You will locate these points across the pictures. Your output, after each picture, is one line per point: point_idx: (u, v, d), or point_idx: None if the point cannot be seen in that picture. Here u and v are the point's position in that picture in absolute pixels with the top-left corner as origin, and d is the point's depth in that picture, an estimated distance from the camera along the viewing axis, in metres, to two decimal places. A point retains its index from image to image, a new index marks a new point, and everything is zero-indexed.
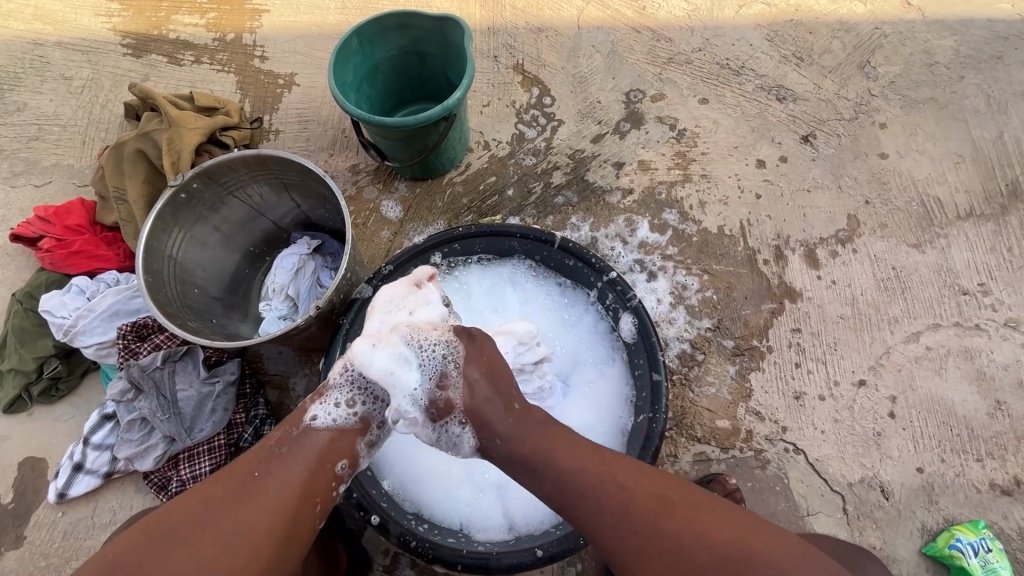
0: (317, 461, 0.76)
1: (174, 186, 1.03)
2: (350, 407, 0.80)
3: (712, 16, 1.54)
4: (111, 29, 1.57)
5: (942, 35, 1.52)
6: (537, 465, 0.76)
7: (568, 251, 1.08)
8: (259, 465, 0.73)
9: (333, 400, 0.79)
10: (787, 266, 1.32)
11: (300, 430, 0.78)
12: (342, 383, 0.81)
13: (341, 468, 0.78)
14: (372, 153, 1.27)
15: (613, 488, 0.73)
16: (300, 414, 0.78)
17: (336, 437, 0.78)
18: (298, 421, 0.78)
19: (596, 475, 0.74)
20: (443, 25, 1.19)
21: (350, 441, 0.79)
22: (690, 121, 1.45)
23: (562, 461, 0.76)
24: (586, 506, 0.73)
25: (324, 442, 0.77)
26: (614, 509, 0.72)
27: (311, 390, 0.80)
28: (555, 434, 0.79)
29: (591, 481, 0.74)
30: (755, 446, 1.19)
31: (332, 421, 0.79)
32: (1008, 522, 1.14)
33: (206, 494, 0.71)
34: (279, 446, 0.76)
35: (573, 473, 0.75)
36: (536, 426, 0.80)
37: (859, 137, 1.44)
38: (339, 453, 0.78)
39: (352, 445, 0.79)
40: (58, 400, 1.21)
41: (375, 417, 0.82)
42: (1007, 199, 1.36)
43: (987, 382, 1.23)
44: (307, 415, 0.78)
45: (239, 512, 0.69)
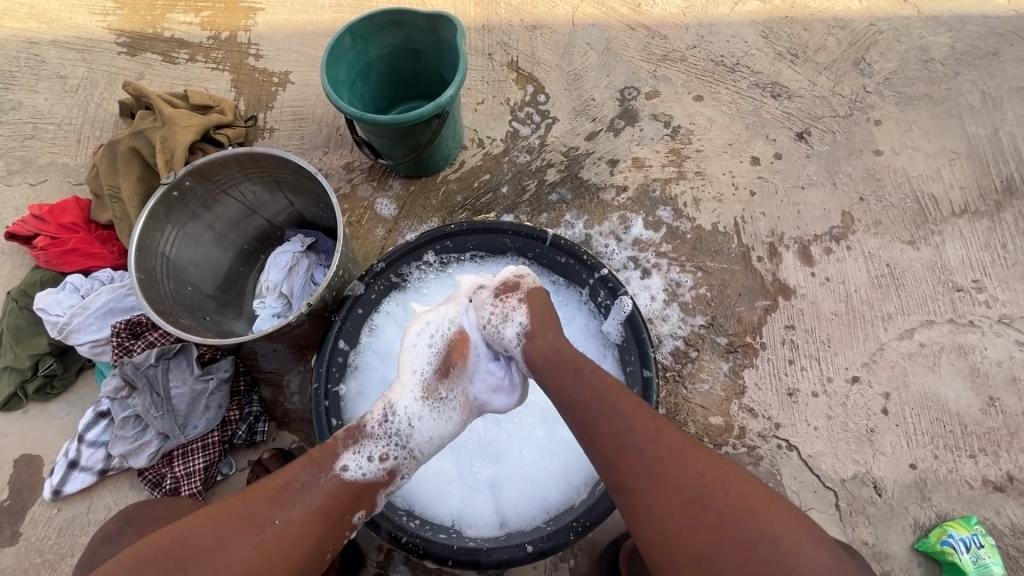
0: (338, 510, 0.72)
1: (166, 184, 1.04)
2: (381, 462, 0.80)
3: (707, 13, 1.54)
4: (106, 27, 1.57)
5: (938, 31, 1.51)
6: (571, 378, 0.78)
7: (561, 249, 1.08)
8: (279, 506, 0.68)
9: (365, 453, 0.79)
10: (781, 263, 1.32)
11: (325, 476, 0.74)
12: (376, 436, 0.82)
13: (358, 518, 0.76)
14: (366, 151, 1.27)
15: (643, 418, 0.70)
16: (330, 459, 0.76)
17: (360, 491, 0.76)
18: (325, 466, 0.75)
19: (629, 404, 0.72)
20: (437, 22, 1.18)
21: (373, 493, 0.78)
22: (685, 118, 1.45)
23: (598, 384, 0.76)
24: (608, 423, 0.71)
25: (348, 492, 0.75)
26: (638, 434, 0.68)
27: (346, 437, 0.79)
28: (581, 367, 0.80)
29: (622, 406, 0.72)
30: (748, 442, 1.19)
31: (361, 476, 0.77)
32: (1001, 517, 1.14)
33: (219, 527, 0.65)
34: (301, 486, 0.71)
35: (608, 396, 0.74)
36: (564, 354, 0.83)
37: (853, 134, 1.43)
38: (360, 505, 0.76)
39: (375, 497, 0.78)
40: (53, 397, 1.22)
41: (401, 469, 0.82)
42: (1002, 196, 1.36)
43: (980, 378, 1.23)
44: (338, 463, 0.76)
45: (256, 551, 0.64)
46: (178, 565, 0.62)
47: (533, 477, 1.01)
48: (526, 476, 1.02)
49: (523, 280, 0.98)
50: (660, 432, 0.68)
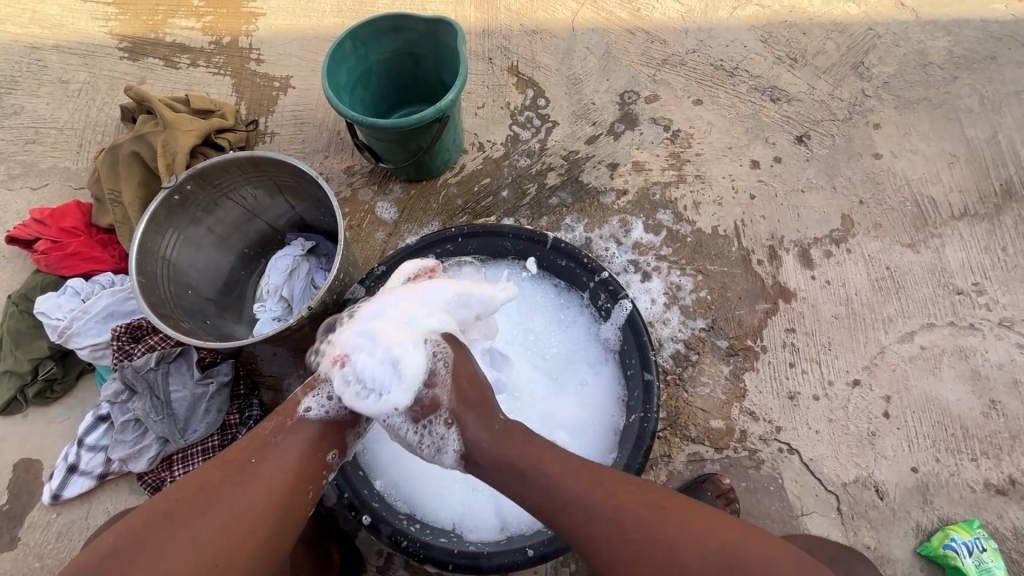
0: (312, 451, 0.78)
1: (167, 187, 1.04)
2: (343, 400, 0.84)
3: (706, 18, 1.55)
4: (107, 32, 1.58)
5: (936, 35, 1.52)
6: (527, 476, 0.76)
7: (561, 252, 1.09)
8: (257, 453, 0.75)
9: (326, 393, 0.83)
10: (781, 266, 1.32)
11: (294, 420, 0.80)
12: (333, 378, 0.84)
13: (333, 459, 0.81)
14: (366, 155, 1.27)
15: (603, 502, 0.72)
16: (293, 406, 0.81)
17: (329, 429, 0.81)
18: (292, 413, 0.80)
19: (587, 487, 0.74)
20: (437, 27, 1.19)
21: (340, 430, 0.83)
22: (684, 122, 1.45)
23: (553, 475, 0.75)
24: (578, 517, 0.72)
25: (319, 434, 0.80)
26: (606, 521, 0.70)
27: (305, 383, 0.83)
28: (528, 462, 0.77)
29: (581, 494, 0.73)
30: (750, 446, 1.19)
31: (326, 413, 0.81)
32: (1004, 521, 1.14)
33: (204, 481, 0.71)
34: (274, 435, 0.77)
35: (564, 487, 0.74)
36: (510, 454, 0.79)
37: (853, 137, 1.44)
38: (333, 446, 0.81)
39: (342, 436, 0.83)
40: (53, 401, 1.22)
41: (364, 409, 0.87)
42: (1001, 199, 1.36)
43: (981, 381, 1.23)
44: (301, 408, 0.80)
45: (233, 494, 0.69)
46: (163, 516, 0.67)
47: None
48: None
49: (440, 394, 0.85)
50: (622, 513, 0.70)
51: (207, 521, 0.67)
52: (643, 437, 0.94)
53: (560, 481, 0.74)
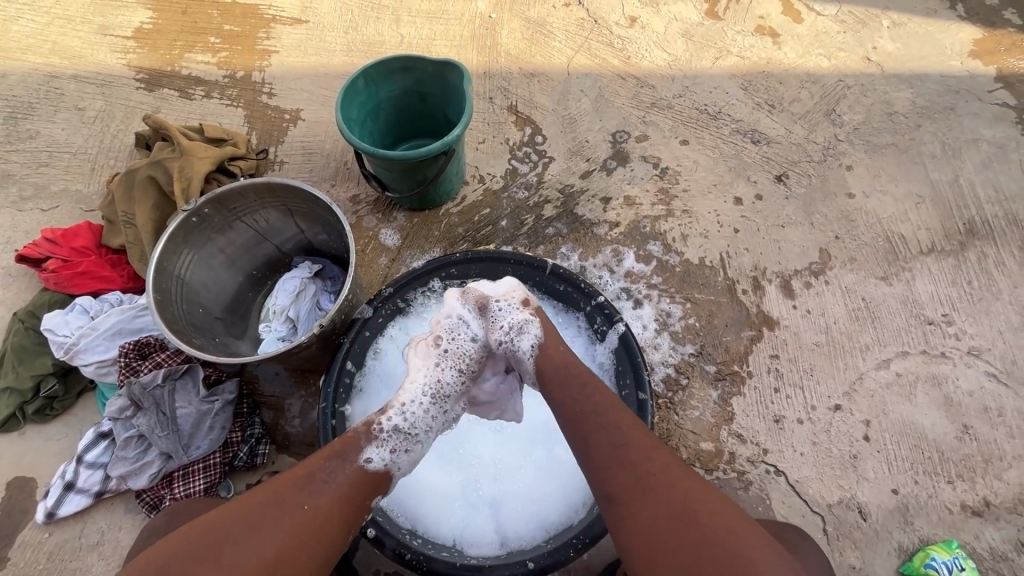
0: (360, 495, 0.81)
1: (186, 210, 1.09)
2: (394, 454, 0.88)
3: (692, 66, 1.68)
4: (125, 64, 1.66)
5: (900, 87, 1.66)
6: (580, 398, 0.86)
7: (559, 277, 1.16)
8: (310, 492, 0.76)
9: (384, 443, 0.88)
10: (764, 295, 1.40)
11: (350, 463, 0.82)
12: (385, 431, 0.89)
13: (373, 500, 0.85)
14: (373, 184, 1.34)
15: (639, 438, 0.78)
16: (353, 452, 0.84)
17: (377, 477, 0.85)
18: (350, 457, 0.83)
19: (626, 427, 0.80)
20: (445, 68, 1.28)
21: (388, 477, 0.87)
22: (672, 160, 1.55)
23: (596, 403, 0.84)
24: (606, 442, 0.78)
25: (367, 479, 0.83)
26: (621, 448, 0.77)
27: (364, 430, 0.87)
28: (588, 383, 0.88)
29: (616, 424, 0.80)
30: (738, 467, 1.23)
31: (382, 463, 0.86)
32: (980, 542, 1.18)
33: (257, 511, 0.71)
34: (325, 478, 0.79)
35: (601, 411, 0.82)
36: (575, 369, 0.91)
37: (827, 178, 1.55)
38: (376, 488, 0.85)
39: (388, 482, 0.87)
40: (51, 418, 1.22)
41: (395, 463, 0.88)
42: (965, 236, 1.46)
43: (954, 407, 1.29)
44: (363, 457, 0.84)
45: (284, 534, 0.70)
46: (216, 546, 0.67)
47: (534, 494, 1.04)
48: (528, 495, 1.04)
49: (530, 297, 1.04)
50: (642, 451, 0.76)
51: (259, 557, 0.67)
52: None
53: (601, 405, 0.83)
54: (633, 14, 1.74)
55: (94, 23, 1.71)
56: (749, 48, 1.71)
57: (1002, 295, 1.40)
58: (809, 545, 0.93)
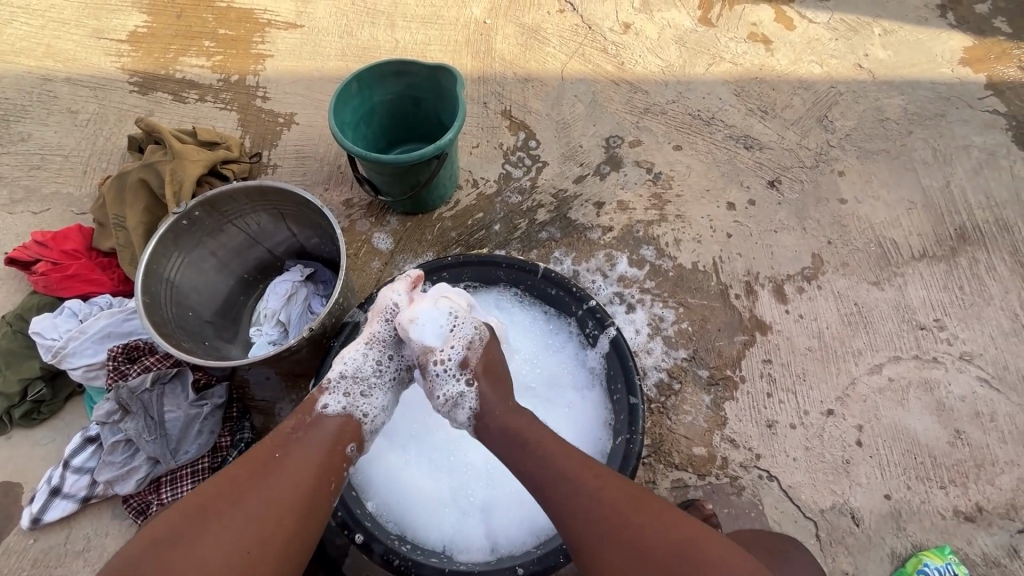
0: (332, 444, 0.84)
1: (176, 213, 1.08)
2: (351, 398, 0.91)
3: (685, 72, 1.69)
4: (119, 67, 1.66)
5: (891, 94, 1.68)
6: (526, 445, 0.84)
7: (551, 281, 1.15)
8: (281, 448, 0.80)
9: (338, 390, 0.91)
10: (757, 300, 1.40)
11: (314, 417, 0.86)
12: (337, 382, 0.92)
13: (352, 450, 0.87)
14: (366, 188, 1.34)
15: (587, 478, 0.78)
16: (312, 404, 0.88)
17: (345, 423, 0.88)
18: (311, 410, 0.87)
19: (577, 469, 0.79)
20: (438, 72, 1.29)
21: (354, 424, 0.89)
22: (665, 166, 1.56)
23: (543, 452, 0.82)
24: (558, 491, 0.77)
25: (336, 426, 0.86)
26: (578, 494, 0.76)
27: (319, 384, 0.91)
28: (538, 435, 0.85)
29: (564, 468, 0.79)
30: (731, 473, 1.23)
31: (341, 407, 0.89)
32: (973, 547, 1.18)
33: (232, 475, 0.75)
34: (296, 432, 0.83)
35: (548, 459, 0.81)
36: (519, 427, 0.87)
37: (820, 183, 1.55)
38: (348, 437, 0.87)
39: (356, 428, 0.88)
40: (39, 423, 1.21)
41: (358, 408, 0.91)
42: (956, 242, 1.47)
43: (946, 413, 1.29)
44: (318, 404, 0.88)
45: (262, 491, 0.74)
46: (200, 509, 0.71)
47: (525, 499, 1.03)
48: (519, 500, 1.03)
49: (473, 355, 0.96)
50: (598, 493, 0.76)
51: (242, 513, 0.71)
52: (629, 457, 0.99)
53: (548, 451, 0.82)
54: (627, 20, 1.75)
55: (89, 26, 1.71)
56: (742, 55, 1.72)
57: (993, 300, 1.41)
58: (796, 551, 0.93)
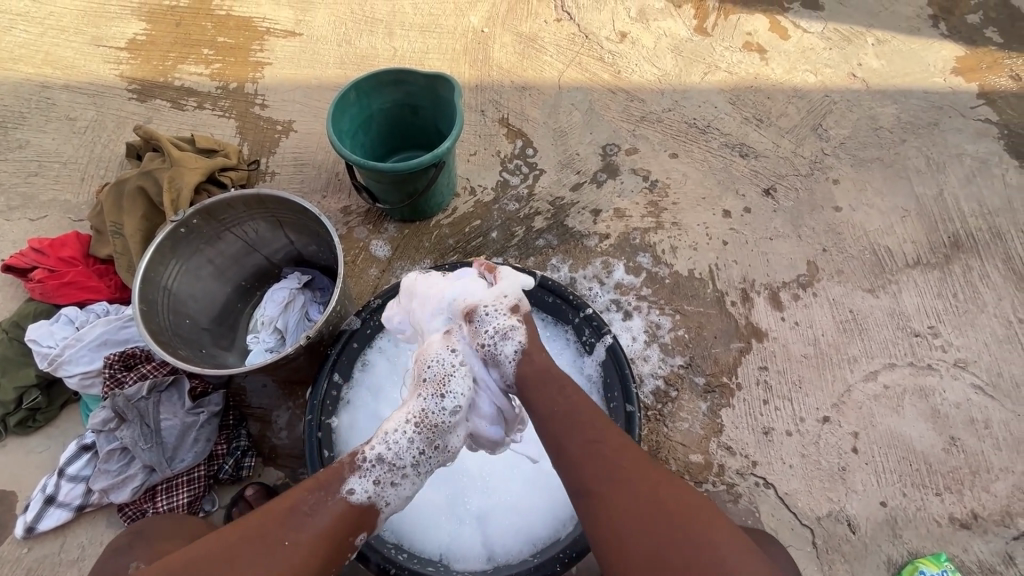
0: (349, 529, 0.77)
1: (174, 221, 1.09)
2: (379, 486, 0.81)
3: (681, 81, 1.70)
4: (118, 75, 1.66)
5: (885, 103, 1.70)
6: (550, 391, 0.86)
7: (548, 289, 1.16)
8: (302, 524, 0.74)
9: (368, 475, 0.81)
10: (753, 307, 1.41)
11: (337, 498, 0.78)
12: (370, 462, 0.82)
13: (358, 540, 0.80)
14: (364, 195, 1.35)
15: (610, 433, 0.79)
16: (337, 482, 0.78)
17: (365, 514, 0.79)
18: (334, 489, 0.78)
19: (598, 424, 0.80)
20: (436, 81, 1.30)
21: (374, 513, 0.81)
22: (662, 173, 1.57)
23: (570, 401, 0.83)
24: (578, 439, 0.78)
25: (355, 514, 0.78)
26: (596, 445, 0.77)
27: (348, 460, 0.81)
28: (567, 384, 0.86)
29: (588, 420, 0.80)
30: (727, 480, 1.23)
31: (366, 496, 0.79)
32: (969, 554, 1.18)
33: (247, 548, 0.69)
34: (317, 511, 0.76)
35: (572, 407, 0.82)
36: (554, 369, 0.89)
37: (814, 191, 1.57)
38: (363, 527, 0.79)
39: (376, 517, 0.81)
40: (34, 431, 1.20)
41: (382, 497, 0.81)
42: (950, 250, 1.48)
43: (941, 420, 1.30)
44: (344, 487, 0.78)
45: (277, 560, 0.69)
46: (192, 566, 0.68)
47: (522, 507, 1.03)
48: (516, 509, 1.03)
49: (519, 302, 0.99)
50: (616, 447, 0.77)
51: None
52: None
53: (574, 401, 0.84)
54: (623, 29, 1.77)
55: (87, 34, 1.72)
56: (737, 64, 1.74)
57: (987, 307, 1.42)
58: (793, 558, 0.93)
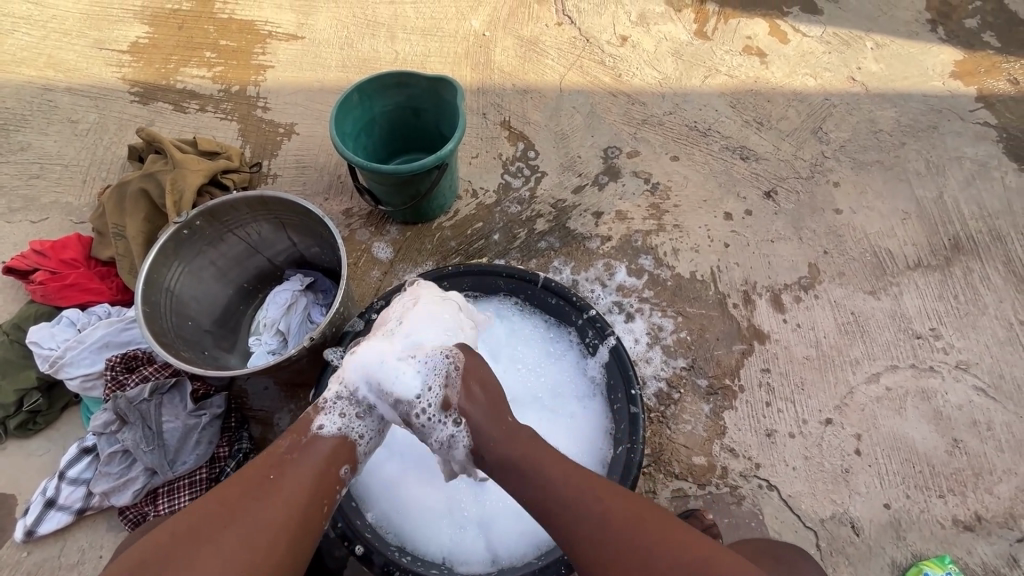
0: (326, 465, 0.81)
1: (177, 223, 1.09)
2: (344, 423, 0.87)
3: (681, 84, 1.71)
4: (120, 78, 1.66)
5: (884, 107, 1.70)
6: (528, 473, 0.80)
7: (551, 291, 1.16)
8: (274, 467, 0.78)
9: (334, 411, 0.87)
10: (755, 309, 1.41)
11: (308, 437, 0.83)
12: (334, 400, 0.89)
13: (345, 473, 0.84)
14: (366, 198, 1.35)
15: (598, 503, 0.76)
16: (307, 424, 0.85)
17: (340, 445, 0.84)
18: (305, 431, 0.84)
19: (581, 498, 0.76)
20: (438, 84, 1.30)
21: (349, 448, 0.86)
22: (663, 176, 1.57)
23: (552, 478, 0.79)
24: (569, 520, 0.75)
25: (331, 448, 0.83)
26: (590, 522, 0.74)
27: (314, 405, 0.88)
28: (538, 460, 0.81)
29: (570, 496, 0.77)
30: (731, 482, 1.23)
31: (336, 429, 0.86)
32: (973, 557, 1.18)
33: (222, 496, 0.73)
34: (290, 453, 0.81)
35: (556, 489, 0.77)
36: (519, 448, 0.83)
37: (815, 194, 1.57)
38: (344, 460, 0.84)
39: (351, 452, 0.86)
40: (34, 433, 1.20)
41: (352, 432, 0.87)
42: (950, 252, 1.49)
43: (944, 421, 1.30)
44: (314, 425, 0.85)
45: (254, 511, 0.72)
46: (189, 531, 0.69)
47: (525, 510, 1.03)
48: (519, 510, 1.03)
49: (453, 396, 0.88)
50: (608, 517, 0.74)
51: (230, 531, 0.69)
52: (630, 466, 0.99)
53: (553, 479, 0.78)
54: (624, 33, 1.77)
55: (90, 37, 1.72)
56: (737, 67, 1.75)
57: (988, 309, 1.42)
58: (797, 559, 0.93)
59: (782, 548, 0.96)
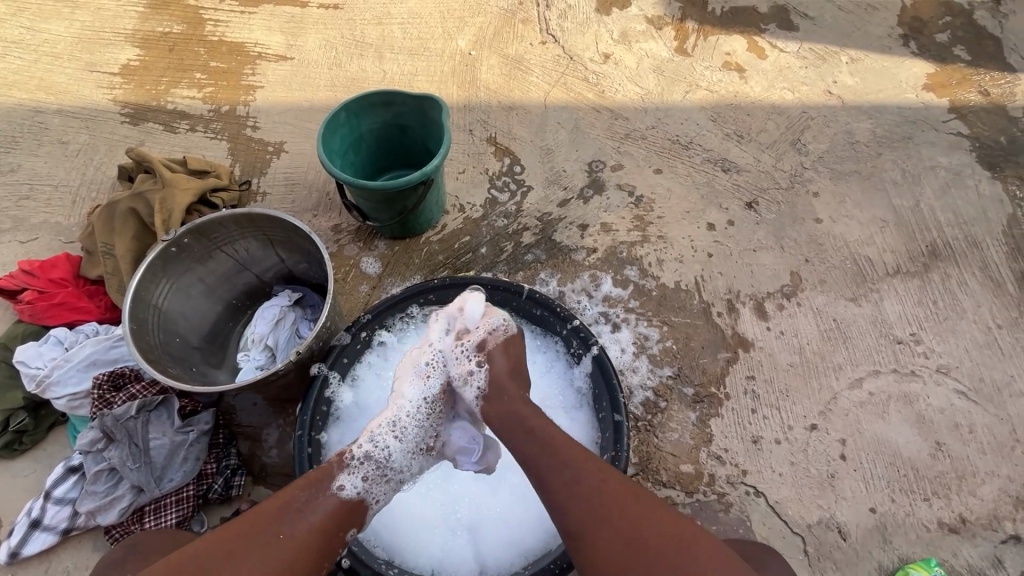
0: (333, 527, 0.82)
1: (165, 241, 1.10)
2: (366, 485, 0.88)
3: (663, 100, 1.75)
4: (112, 99, 1.69)
5: (860, 119, 1.75)
6: (527, 432, 0.88)
7: (536, 301, 1.18)
8: (283, 521, 0.77)
9: (356, 473, 0.88)
10: (739, 317, 1.43)
11: (323, 493, 0.84)
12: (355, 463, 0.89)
13: (351, 535, 0.85)
14: (353, 214, 1.37)
15: (584, 463, 0.82)
16: (328, 479, 0.85)
17: (353, 507, 0.86)
18: (324, 485, 0.85)
19: (567, 451, 0.83)
20: (423, 102, 1.33)
21: (360, 512, 0.87)
22: (646, 189, 1.61)
23: (549, 436, 0.86)
24: (558, 476, 0.81)
25: (343, 509, 0.84)
26: (579, 482, 0.79)
27: (337, 459, 0.89)
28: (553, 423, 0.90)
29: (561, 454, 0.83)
30: (718, 489, 1.24)
31: (355, 492, 0.87)
32: (958, 559, 1.19)
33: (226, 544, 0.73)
34: (302, 507, 0.81)
35: (550, 447, 0.85)
36: (520, 411, 0.91)
37: (795, 204, 1.61)
38: (351, 521, 0.85)
39: (362, 515, 0.87)
40: (19, 454, 1.19)
41: (371, 495, 0.89)
42: (928, 258, 1.52)
43: (926, 425, 1.32)
44: (335, 484, 0.85)
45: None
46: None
47: (511, 519, 1.04)
48: (505, 520, 1.04)
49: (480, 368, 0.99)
50: (593, 482, 0.79)
51: None
52: None
53: (549, 438, 0.86)
54: (607, 50, 1.82)
55: (82, 59, 1.75)
56: (717, 82, 1.80)
57: (966, 313, 1.45)
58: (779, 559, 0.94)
59: (767, 550, 0.97)
